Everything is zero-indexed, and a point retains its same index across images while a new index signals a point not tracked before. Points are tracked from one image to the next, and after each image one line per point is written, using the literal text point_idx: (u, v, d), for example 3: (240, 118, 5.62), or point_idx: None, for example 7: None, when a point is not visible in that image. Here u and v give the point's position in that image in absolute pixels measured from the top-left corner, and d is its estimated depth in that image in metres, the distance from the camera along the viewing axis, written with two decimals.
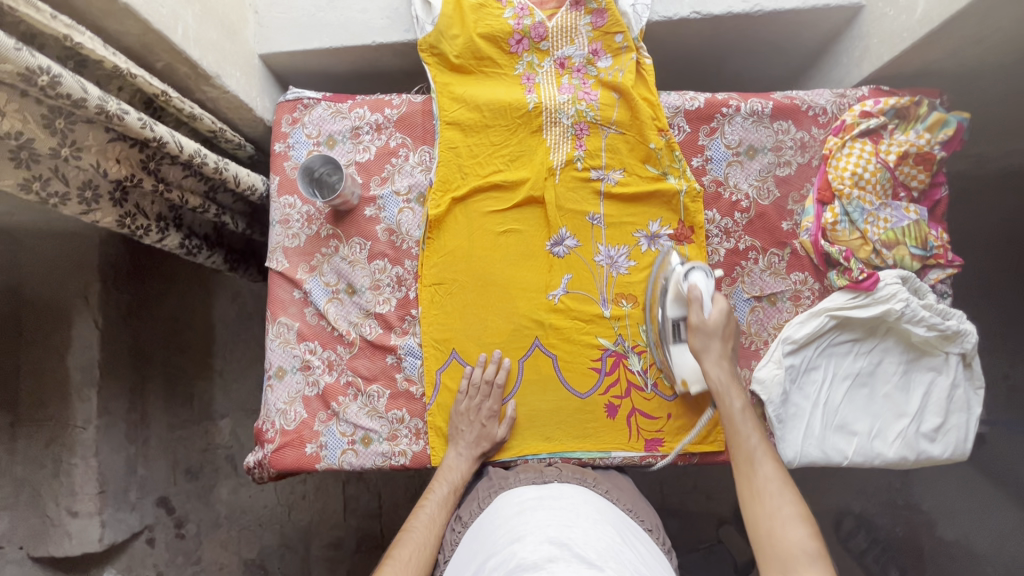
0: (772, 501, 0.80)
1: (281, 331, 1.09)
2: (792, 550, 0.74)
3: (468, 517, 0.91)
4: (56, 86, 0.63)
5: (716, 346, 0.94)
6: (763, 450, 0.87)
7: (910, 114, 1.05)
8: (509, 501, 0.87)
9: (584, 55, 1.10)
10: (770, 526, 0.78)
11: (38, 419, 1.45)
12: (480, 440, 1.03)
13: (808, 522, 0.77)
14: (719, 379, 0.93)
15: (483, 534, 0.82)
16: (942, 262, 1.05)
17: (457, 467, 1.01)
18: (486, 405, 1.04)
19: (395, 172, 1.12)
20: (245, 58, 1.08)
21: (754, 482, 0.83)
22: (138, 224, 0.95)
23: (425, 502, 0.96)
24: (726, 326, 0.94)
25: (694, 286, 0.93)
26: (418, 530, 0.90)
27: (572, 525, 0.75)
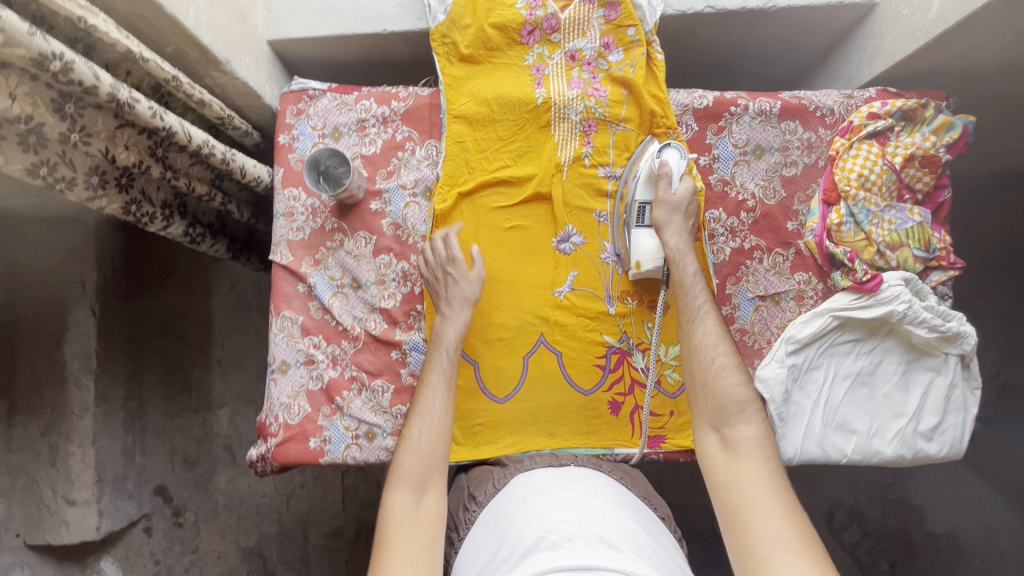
0: (713, 357, 0.89)
1: (285, 325, 1.09)
2: (728, 403, 0.86)
3: (483, 496, 0.94)
4: (69, 72, 0.61)
5: (676, 218, 1.00)
6: (707, 308, 0.94)
7: (917, 116, 1.06)
8: (528, 482, 0.90)
9: (596, 48, 1.08)
10: (708, 379, 0.88)
11: (34, 407, 1.43)
12: (462, 298, 1.01)
13: (741, 372, 0.88)
14: (674, 247, 0.98)
15: (501, 514, 0.84)
16: (944, 264, 1.06)
17: (447, 332, 0.99)
18: (457, 265, 1.02)
19: (402, 166, 1.11)
20: (254, 45, 1.06)
21: (698, 338, 0.92)
22: (142, 212, 0.93)
23: (430, 376, 0.96)
24: (689, 203, 1.01)
25: (665, 163, 1.01)
26: (432, 408, 0.92)
27: (591, 506, 0.78)
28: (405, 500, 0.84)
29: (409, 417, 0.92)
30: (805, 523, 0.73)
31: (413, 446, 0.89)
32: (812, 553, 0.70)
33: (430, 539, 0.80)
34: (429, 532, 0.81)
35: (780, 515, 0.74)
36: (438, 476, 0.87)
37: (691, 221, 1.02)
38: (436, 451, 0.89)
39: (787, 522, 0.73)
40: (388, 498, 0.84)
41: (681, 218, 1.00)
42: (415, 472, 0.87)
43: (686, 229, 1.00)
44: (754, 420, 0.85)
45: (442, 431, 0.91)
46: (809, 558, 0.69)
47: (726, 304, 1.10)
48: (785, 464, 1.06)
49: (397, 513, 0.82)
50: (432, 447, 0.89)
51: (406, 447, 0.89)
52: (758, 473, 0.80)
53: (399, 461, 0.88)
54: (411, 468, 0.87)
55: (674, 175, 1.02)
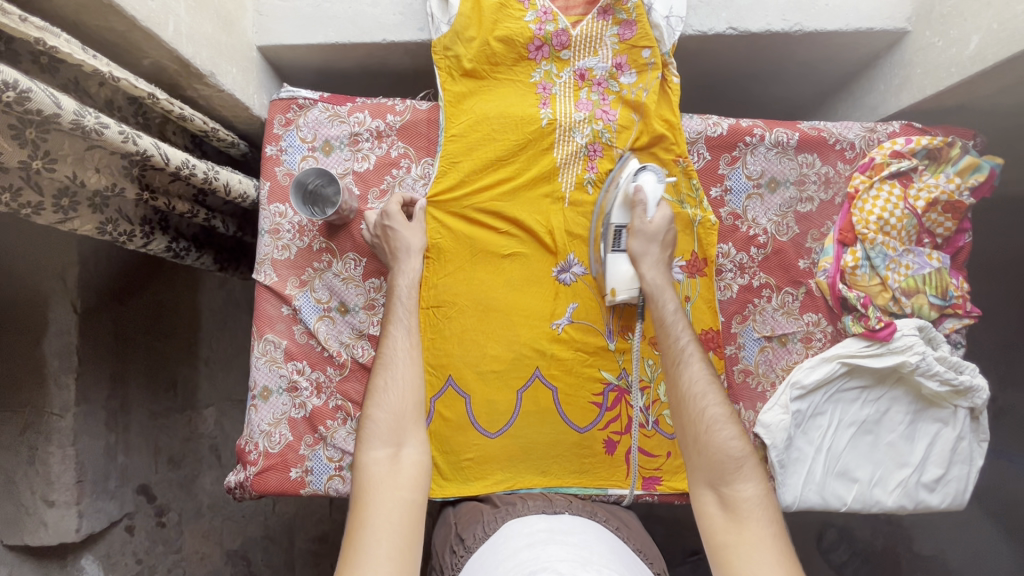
0: (705, 407, 0.81)
1: (267, 348, 1.03)
2: (725, 459, 0.78)
3: (471, 541, 0.88)
4: (25, 101, 0.55)
5: (651, 249, 0.93)
6: (694, 350, 0.86)
7: (942, 155, 1.00)
8: (518, 531, 0.85)
9: (607, 68, 1.03)
10: (701, 433, 0.80)
11: (12, 404, 1.36)
12: (406, 247, 0.97)
13: (736, 424, 0.80)
14: (653, 282, 0.91)
15: (490, 563, 0.79)
16: (960, 312, 1.01)
17: (399, 282, 0.95)
18: (393, 216, 0.97)
19: (396, 185, 1.05)
20: (243, 51, 0.99)
21: (687, 382, 0.84)
22: (120, 230, 0.87)
23: (391, 329, 0.89)
24: (666, 232, 0.94)
25: (641, 189, 0.93)
26: (395, 353, 0.86)
27: (587, 564, 0.74)
28: (382, 457, 0.78)
29: (373, 368, 0.85)
30: None
31: (380, 398, 0.82)
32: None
33: (411, 498, 0.74)
34: (411, 495, 0.75)
35: None
36: (412, 425, 0.81)
37: (668, 251, 0.95)
38: (406, 402, 0.83)
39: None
40: (363, 458, 0.78)
41: (657, 249, 0.93)
42: (387, 424, 0.80)
43: (661, 259, 0.93)
44: (754, 477, 0.78)
45: (411, 378, 0.84)
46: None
47: (730, 343, 1.05)
48: (783, 510, 1.03)
49: (374, 472, 0.76)
50: (402, 398, 0.83)
51: (373, 400, 0.82)
52: (761, 540, 0.73)
53: (367, 415, 0.81)
54: (383, 422, 0.80)
55: (651, 202, 0.94)
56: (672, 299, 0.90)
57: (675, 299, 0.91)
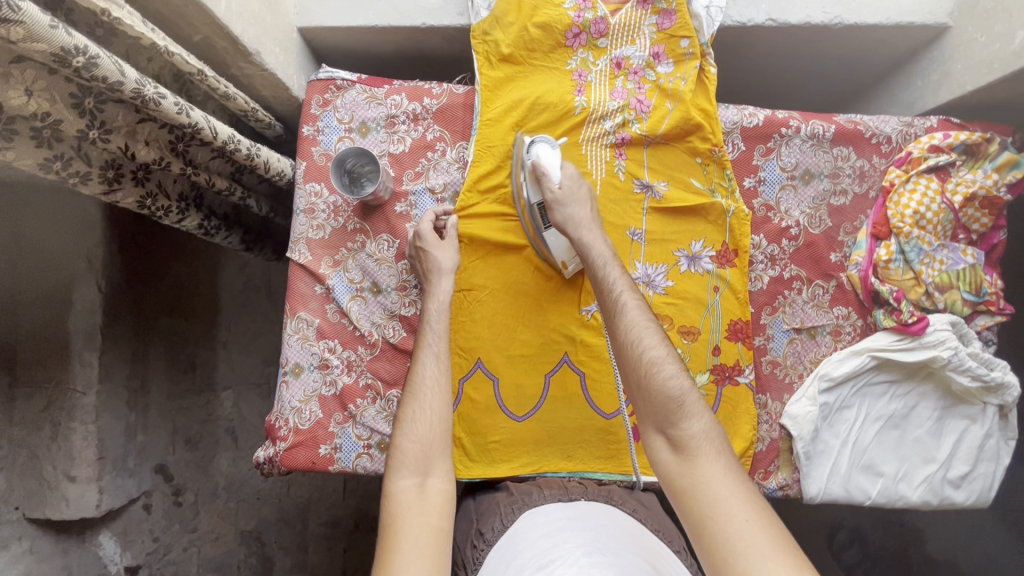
0: (642, 350, 0.75)
1: (300, 326, 1.04)
2: (667, 399, 0.72)
3: (490, 534, 0.89)
4: (93, 68, 0.55)
5: (571, 208, 0.91)
6: (626, 294, 0.81)
7: (979, 151, 1.00)
8: (535, 521, 0.86)
9: (644, 56, 1.03)
10: (641, 378, 0.74)
11: (37, 379, 1.35)
12: (436, 267, 0.96)
13: (673, 361, 0.75)
14: (582, 238, 0.89)
15: (510, 555, 0.80)
16: (992, 309, 1.01)
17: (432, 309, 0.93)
18: (426, 236, 0.98)
19: (431, 168, 1.06)
20: (285, 31, 1.00)
21: (626, 326, 0.78)
22: (158, 205, 0.87)
23: (421, 356, 0.88)
24: (579, 190, 0.94)
25: (537, 163, 0.94)
26: (425, 381, 0.85)
27: (603, 549, 0.74)
28: (410, 486, 0.75)
29: (403, 397, 0.84)
30: (775, 523, 0.62)
31: (408, 427, 0.81)
32: (782, 548, 0.60)
33: (440, 526, 0.72)
34: (438, 525, 0.72)
35: (744, 518, 0.62)
36: (440, 456, 0.79)
37: (589, 207, 0.93)
38: (434, 428, 0.81)
39: (749, 524, 0.62)
40: (390, 486, 0.75)
41: (578, 208, 0.92)
42: (415, 453, 0.78)
43: (584, 213, 0.91)
44: (699, 411, 0.72)
45: (440, 409, 0.82)
46: (777, 557, 0.59)
47: (760, 334, 1.06)
48: (807, 502, 1.03)
49: (403, 501, 0.74)
50: (430, 426, 0.81)
51: (401, 428, 0.81)
52: (716, 474, 0.67)
53: (395, 444, 0.80)
54: (409, 450, 0.78)
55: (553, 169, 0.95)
56: (602, 250, 0.87)
57: (606, 251, 0.88)
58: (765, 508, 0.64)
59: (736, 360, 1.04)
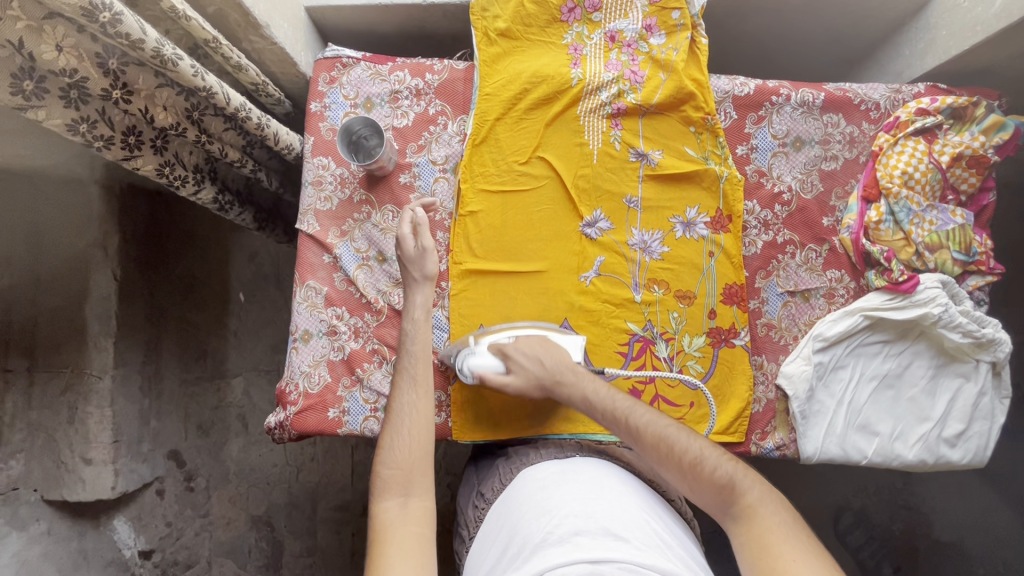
0: (679, 453, 0.79)
1: (308, 295, 1.08)
2: (717, 485, 0.75)
3: (490, 494, 0.94)
4: (117, 25, 0.59)
5: (534, 368, 0.93)
6: (643, 411, 0.84)
7: (966, 115, 1.03)
8: (532, 476, 0.89)
9: (637, 29, 1.07)
10: (688, 478, 0.78)
11: (56, 364, 1.40)
12: (418, 279, 0.98)
13: (711, 452, 0.79)
14: (562, 385, 0.90)
15: (509, 509, 0.84)
16: (983, 269, 1.03)
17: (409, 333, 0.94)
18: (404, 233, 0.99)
19: (433, 141, 1.10)
20: (292, 10, 1.05)
21: (652, 439, 0.81)
22: (175, 174, 0.90)
23: (400, 382, 0.90)
24: (526, 358, 0.93)
25: (482, 377, 0.93)
26: (405, 409, 0.87)
27: (597, 497, 0.78)
28: (392, 505, 0.77)
29: (384, 425, 0.87)
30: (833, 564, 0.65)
31: (388, 454, 0.83)
32: None
33: (422, 532, 0.75)
34: (420, 533, 0.75)
35: (795, 558, 0.66)
36: (421, 475, 0.81)
37: (554, 356, 0.93)
38: (414, 453, 0.83)
39: (804, 565, 0.65)
40: (375, 507, 0.77)
41: (541, 369, 0.93)
42: (396, 477, 0.80)
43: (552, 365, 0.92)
44: (749, 483, 0.75)
45: (419, 432, 0.85)
46: None
47: (754, 298, 1.09)
48: (804, 462, 1.06)
49: (385, 519, 0.76)
50: (409, 451, 0.83)
51: (382, 455, 0.83)
52: (775, 528, 0.70)
53: (377, 469, 0.81)
54: (390, 474, 0.80)
55: (492, 363, 0.95)
56: (592, 385, 0.89)
57: (600, 382, 0.90)
58: (821, 550, 0.68)
59: (731, 323, 1.07)
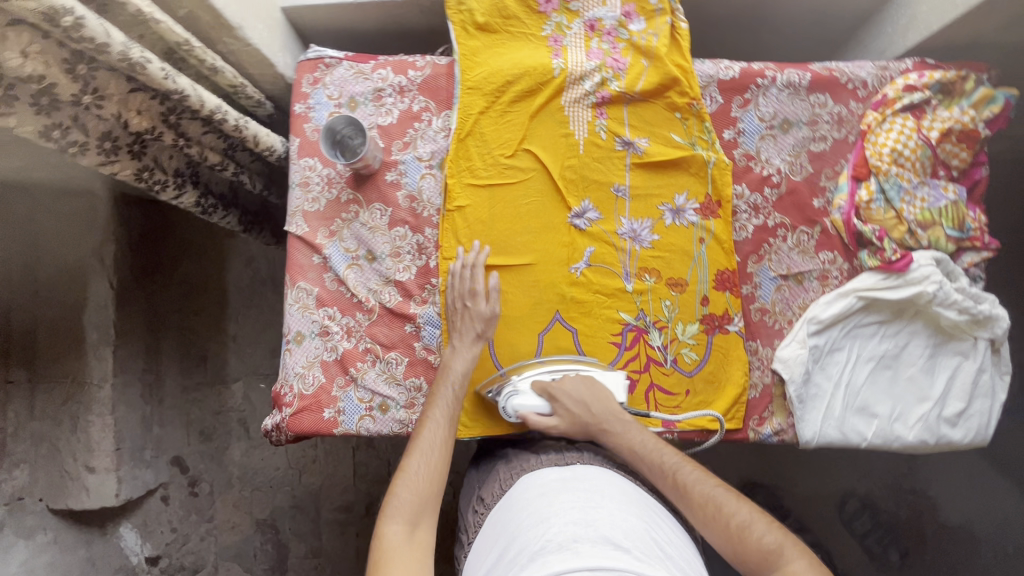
0: (726, 516, 0.79)
1: (300, 296, 1.08)
2: (764, 552, 0.75)
3: (489, 499, 0.94)
4: (79, 29, 0.59)
5: (580, 413, 0.95)
6: (691, 469, 0.86)
7: (955, 90, 1.01)
8: (532, 481, 0.88)
9: (616, 17, 1.06)
10: (734, 541, 0.78)
11: (57, 375, 1.41)
12: (474, 333, 0.99)
13: (759, 515, 0.79)
14: (608, 432, 0.93)
15: (508, 515, 0.84)
16: (978, 245, 1.03)
17: (454, 366, 0.97)
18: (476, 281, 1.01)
19: (418, 137, 1.09)
20: (267, 11, 1.04)
21: (700, 499, 0.82)
22: (154, 179, 0.92)
23: (432, 412, 0.93)
24: (573, 403, 0.96)
25: (526, 419, 0.96)
26: (432, 441, 0.89)
27: (597, 506, 0.77)
28: (400, 530, 0.77)
29: (406, 450, 0.88)
30: None
31: (408, 479, 0.83)
32: None
33: (424, 560, 0.75)
34: (422, 561, 0.74)
35: None
36: (433, 511, 0.81)
37: (601, 402, 0.96)
38: (433, 488, 0.83)
39: None
40: (381, 529, 0.77)
41: (587, 414, 0.95)
42: (411, 504, 0.80)
43: (599, 413, 0.94)
44: (797, 554, 0.74)
45: (439, 469, 0.86)
46: None
47: (747, 283, 1.08)
48: (802, 446, 1.05)
49: (391, 543, 0.75)
50: (428, 484, 0.83)
51: (401, 478, 0.83)
52: None
53: (393, 491, 0.82)
54: (406, 501, 0.80)
55: (535, 406, 0.97)
56: (638, 437, 0.92)
57: (645, 436, 0.92)
58: None
59: (724, 309, 1.06)
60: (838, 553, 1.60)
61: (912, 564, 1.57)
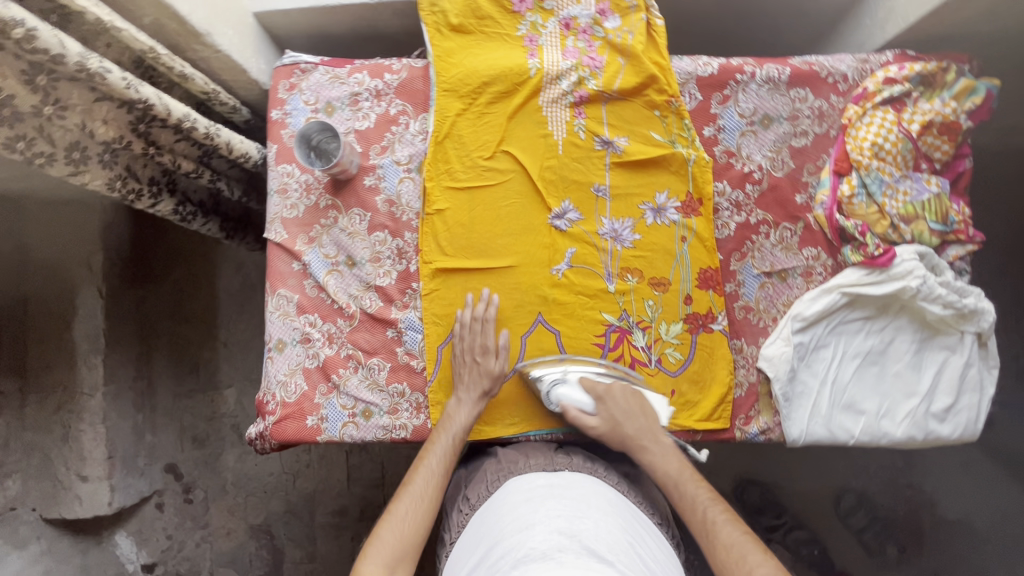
0: (747, 568, 0.73)
1: (280, 303, 1.08)
2: None
3: (475, 500, 0.93)
4: (31, 40, 0.59)
5: (622, 424, 0.93)
6: (720, 511, 0.81)
7: (936, 81, 1.00)
8: (518, 486, 0.87)
9: (591, 15, 1.05)
10: None
11: (46, 384, 1.40)
12: (480, 389, 1.00)
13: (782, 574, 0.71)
14: (645, 451, 0.92)
15: (492, 519, 0.83)
16: (963, 238, 1.01)
17: (459, 417, 0.98)
18: (485, 337, 1.02)
19: (396, 141, 1.09)
20: (239, 17, 1.04)
21: (723, 544, 0.77)
22: (128, 188, 0.92)
23: (426, 458, 0.92)
24: (617, 411, 0.94)
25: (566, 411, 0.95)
26: (422, 487, 0.88)
27: (583, 516, 0.76)
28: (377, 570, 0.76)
29: (395, 494, 0.88)
30: None
31: (392, 522, 0.82)
32: None
33: None
34: None
35: None
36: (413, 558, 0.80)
37: (644, 419, 0.94)
38: (416, 535, 0.82)
39: None
40: (360, 565, 0.77)
41: (627, 427, 0.94)
42: (392, 546, 0.79)
43: (638, 430, 0.93)
44: None
45: (424, 516, 0.84)
46: None
47: (730, 281, 1.07)
48: (790, 445, 1.04)
49: None
50: (411, 529, 0.82)
51: (386, 521, 0.83)
52: None
53: (377, 533, 0.81)
54: (387, 543, 0.79)
55: (579, 400, 0.95)
56: (670, 467, 0.89)
57: (680, 468, 0.89)
58: None
59: (708, 308, 1.05)
60: (834, 549, 1.59)
61: (910, 560, 1.55)
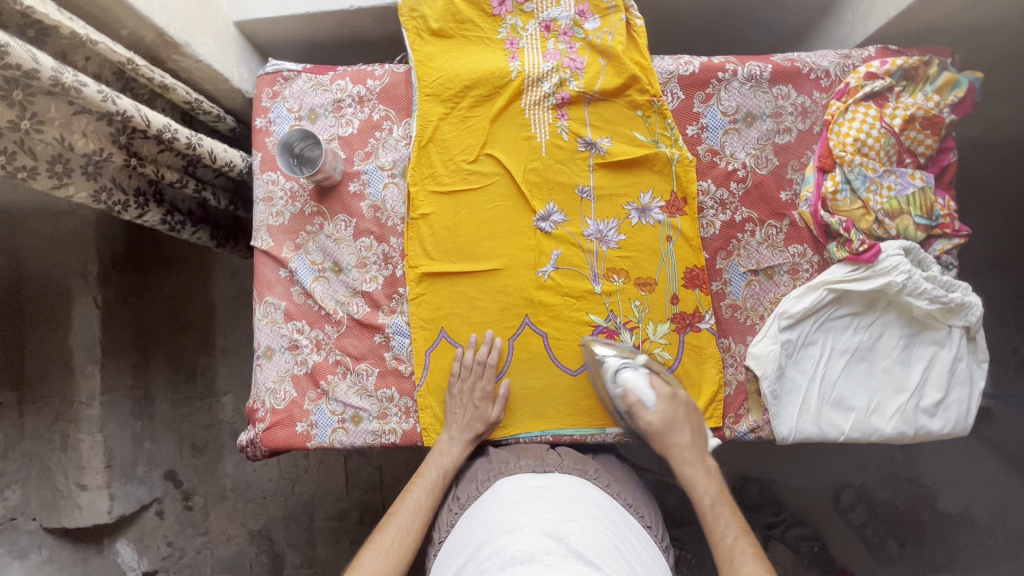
0: None
1: (268, 311, 1.08)
2: None
3: (465, 500, 0.93)
4: (3, 56, 0.59)
5: (675, 432, 0.92)
6: (744, 544, 0.79)
7: (918, 75, 1.00)
8: (507, 488, 0.87)
9: (571, 16, 1.05)
10: None
11: (43, 395, 1.41)
12: (472, 427, 1.01)
13: None
14: (687, 466, 0.91)
15: (480, 520, 0.82)
16: (948, 232, 1.01)
17: (449, 453, 0.98)
18: (483, 379, 1.02)
19: (379, 146, 1.09)
20: (219, 27, 1.05)
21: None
22: (114, 199, 0.92)
23: (410, 490, 0.93)
24: (672, 417, 0.93)
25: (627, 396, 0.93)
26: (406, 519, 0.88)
27: (571, 520, 0.76)
28: None
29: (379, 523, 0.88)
30: None
31: (374, 550, 0.82)
32: None
33: None
34: None
35: None
36: None
37: (693, 437, 0.93)
38: (398, 563, 0.81)
39: None
40: None
41: (679, 436, 0.92)
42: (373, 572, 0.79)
43: (685, 444, 0.92)
44: None
45: (406, 547, 0.84)
46: None
47: (716, 279, 1.07)
48: (780, 443, 1.04)
49: None
50: (393, 557, 0.82)
51: (370, 549, 0.83)
52: None
53: (359, 560, 0.81)
54: (370, 569, 0.79)
55: (643, 392, 0.93)
56: (708, 488, 0.88)
57: (715, 494, 0.88)
58: None
59: (695, 308, 1.05)
60: (833, 544, 1.58)
61: (911, 554, 1.54)
